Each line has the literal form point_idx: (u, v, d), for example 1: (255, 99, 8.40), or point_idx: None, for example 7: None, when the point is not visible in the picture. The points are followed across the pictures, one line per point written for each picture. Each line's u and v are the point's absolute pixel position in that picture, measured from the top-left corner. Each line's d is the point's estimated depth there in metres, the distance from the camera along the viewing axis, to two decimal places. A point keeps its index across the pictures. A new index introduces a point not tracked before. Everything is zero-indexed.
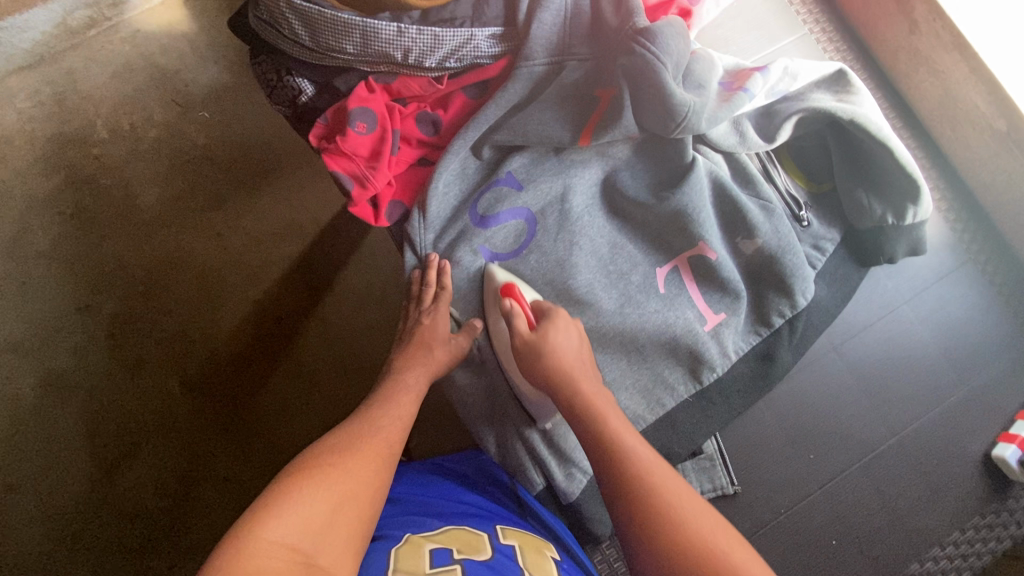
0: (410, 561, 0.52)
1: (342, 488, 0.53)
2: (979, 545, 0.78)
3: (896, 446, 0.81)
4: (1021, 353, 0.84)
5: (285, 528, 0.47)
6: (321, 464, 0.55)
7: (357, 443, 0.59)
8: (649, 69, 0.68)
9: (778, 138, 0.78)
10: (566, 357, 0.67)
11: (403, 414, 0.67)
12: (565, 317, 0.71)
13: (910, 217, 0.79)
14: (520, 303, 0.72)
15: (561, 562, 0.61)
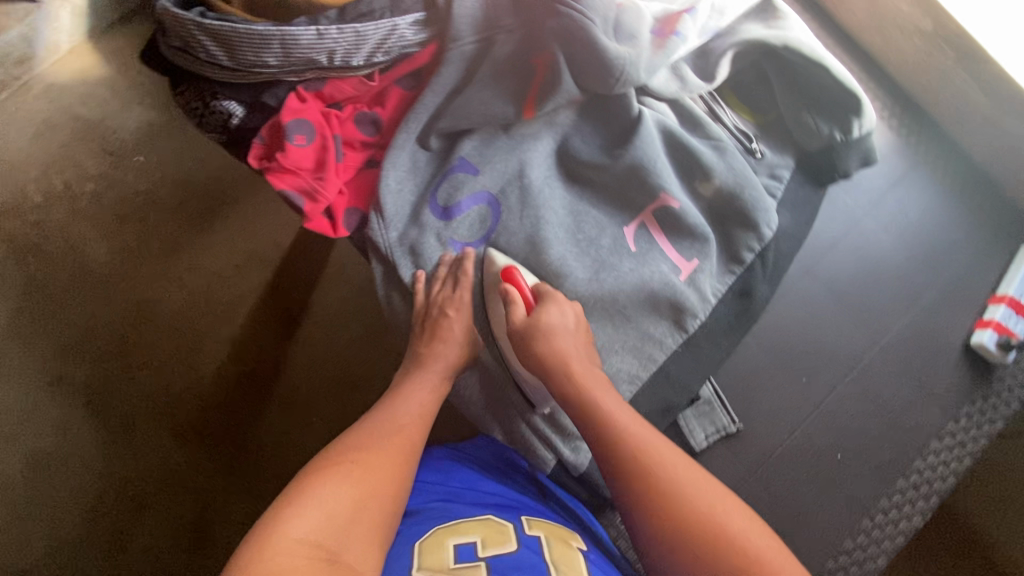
0: (435, 556, 0.55)
1: (363, 486, 0.59)
2: (974, 430, 0.81)
3: (883, 355, 0.82)
4: (983, 242, 0.87)
5: (310, 522, 0.53)
6: (344, 462, 0.61)
7: (378, 441, 0.64)
8: (578, 29, 0.68)
9: (717, 76, 0.79)
10: (564, 345, 0.72)
11: (422, 411, 0.72)
12: (563, 306, 0.74)
13: (857, 129, 0.81)
14: (518, 287, 0.75)
15: (588, 553, 0.62)
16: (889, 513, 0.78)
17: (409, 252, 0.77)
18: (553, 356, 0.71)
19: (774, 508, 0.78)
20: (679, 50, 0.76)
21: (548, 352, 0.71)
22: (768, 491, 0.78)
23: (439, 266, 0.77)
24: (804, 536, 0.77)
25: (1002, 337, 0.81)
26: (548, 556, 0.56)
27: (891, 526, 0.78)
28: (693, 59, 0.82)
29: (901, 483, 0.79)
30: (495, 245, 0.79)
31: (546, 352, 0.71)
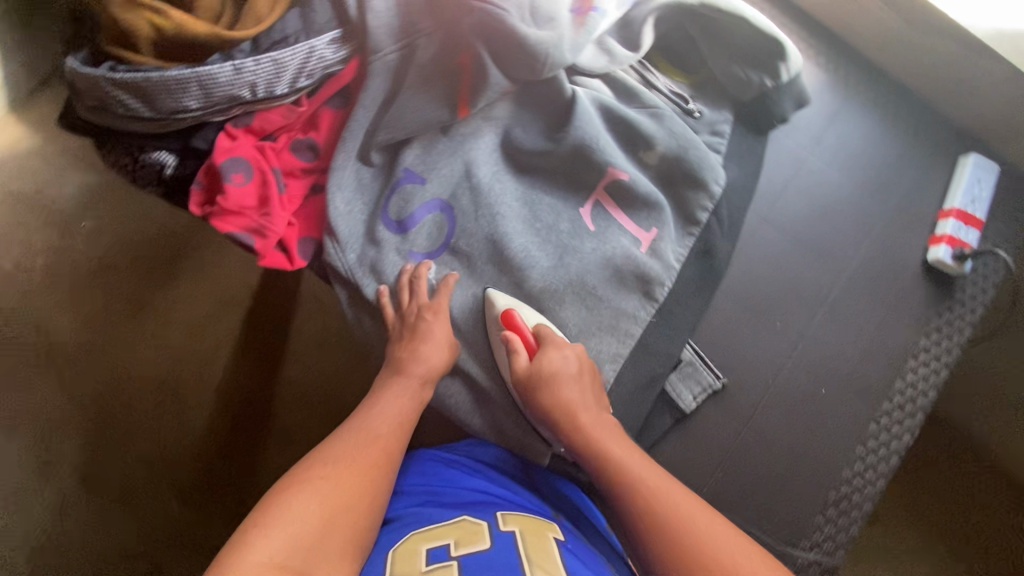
0: (407, 562, 0.53)
1: (336, 503, 0.56)
2: (946, 342, 0.84)
3: (847, 286, 0.84)
4: (923, 161, 0.89)
5: (277, 545, 0.50)
6: (314, 479, 0.57)
7: (350, 455, 0.62)
8: (495, 21, 0.68)
9: (642, 44, 0.80)
10: (568, 396, 0.70)
11: (400, 418, 0.69)
12: (567, 350, 0.72)
13: (786, 73, 0.82)
14: (519, 332, 0.72)
15: (565, 542, 0.60)
16: (879, 437, 0.81)
17: (373, 272, 0.76)
18: (559, 407, 0.69)
19: (770, 452, 0.79)
20: (599, 25, 0.77)
21: (555, 400, 0.69)
22: (762, 437, 0.80)
23: (416, 277, 0.75)
24: (803, 474, 0.79)
25: (955, 250, 0.83)
26: (521, 548, 0.55)
27: (883, 449, 0.80)
28: (616, 30, 0.82)
29: (885, 405, 0.82)
30: (457, 250, 0.78)
31: (550, 403, 0.70)
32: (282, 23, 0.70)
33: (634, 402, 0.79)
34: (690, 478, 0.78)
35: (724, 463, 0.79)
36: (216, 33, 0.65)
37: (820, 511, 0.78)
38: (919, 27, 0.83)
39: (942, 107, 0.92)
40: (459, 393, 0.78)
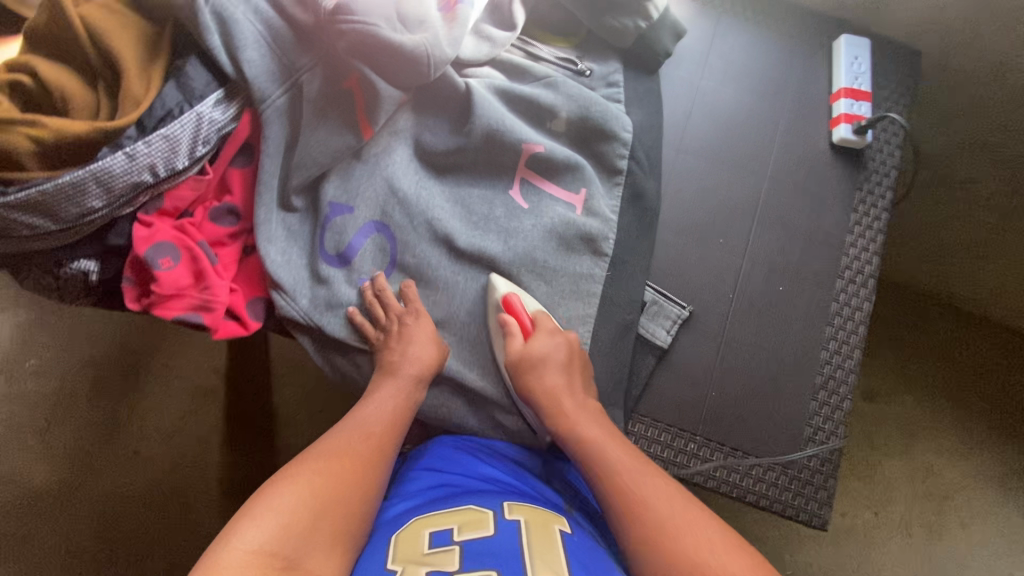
0: (409, 546, 0.56)
1: (326, 493, 0.57)
2: (873, 210, 0.89)
3: (772, 187, 0.89)
4: (803, 54, 0.95)
5: (264, 530, 0.52)
6: (304, 469, 0.59)
7: (342, 449, 0.63)
8: (368, 37, 0.67)
9: (516, 21, 0.84)
10: (553, 381, 0.73)
11: (391, 413, 0.69)
12: (558, 336, 0.76)
13: (655, 10, 0.87)
14: (516, 315, 0.75)
15: (571, 535, 0.60)
16: (843, 313, 0.85)
17: (332, 308, 0.77)
18: (544, 390, 0.73)
19: (752, 359, 0.83)
20: (471, 16, 0.79)
21: (548, 385, 0.73)
22: (740, 348, 0.83)
23: (381, 289, 0.77)
24: (787, 369, 0.83)
25: (854, 125, 0.88)
26: (525, 542, 0.56)
27: (850, 323, 0.85)
28: (488, 16, 0.85)
29: (840, 283, 0.86)
30: (405, 264, 0.80)
31: (540, 391, 0.73)
32: (161, 97, 0.68)
33: (615, 354, 0.81)
34: (687, 406, 0.81)
35: (713, 382, 0.82)
36: (95, 127, 0.64)
37: (813, 397, 0.82)
38: None
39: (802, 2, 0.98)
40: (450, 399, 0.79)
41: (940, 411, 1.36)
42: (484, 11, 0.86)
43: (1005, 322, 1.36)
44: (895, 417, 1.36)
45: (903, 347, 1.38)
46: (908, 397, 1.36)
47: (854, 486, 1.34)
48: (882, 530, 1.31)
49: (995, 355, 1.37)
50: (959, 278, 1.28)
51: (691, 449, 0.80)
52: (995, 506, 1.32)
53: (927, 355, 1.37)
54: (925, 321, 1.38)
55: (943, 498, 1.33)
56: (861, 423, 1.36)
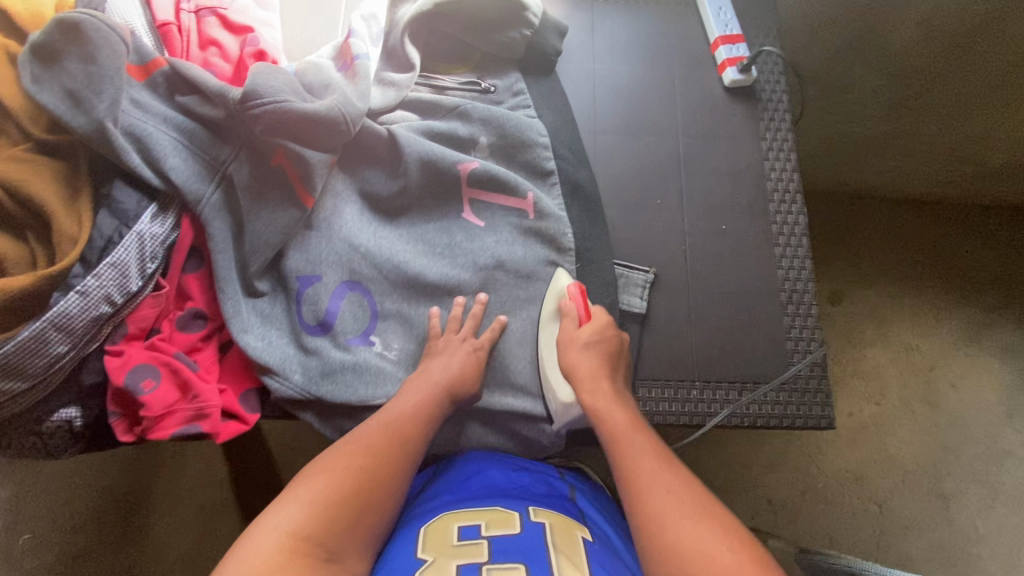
0: (438, 537, 0.60)
1: (360, 489, 0.61)
2: (779, 133, 0.97)
3: (688, 140, 0.96)
4: (676, 17, 1.03)
5: (302, 522, 0.57)
6: (335, 465, 0.63)
7: (374, 445, 0.66)
8: (285, 111, 0.69)
9: (413, 60, 0.88)
10: (597, 360, 0.77)
11: (422, 412, 0.71)
12: (610, 329, 0.80)
13: (535, 17, 0.92)
14: (576, 302, 0.82)
15: (592, 542, 0.63)
16: (785, 231, 0.93)
17: (328, 375, 0.77)
18: (578, 368, 0.76)
19: (721, 297, 0.89)
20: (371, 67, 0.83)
21: (592, 375, 0.75)
22: (706, 291, 0.89)
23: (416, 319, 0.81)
24: (754, 295, 0.89)
25: (738, 66, 0.97)
26: (548, 542, 0.59)
27: (793, 237, 0.92)
28: (386, 63, 0.90)
29: (772, 206, 0.94)
30: (387, 311, 0.82)
31: (585, 394, 0.74)
32: (97, 229, 0.68)
33: None
34: (680, 358, 0.86)
35: (695, 329, 0.88)
36: (37, 276, 0.64)
37: (784, 314, 0.89)
38: None
39: None
40: (462, 423, 0.82)
41: (900, 292, 1.47)
42: (381, 60, 0.90)
43: (924, 197, 1.50)
44: (867, 307, 1.46)
45: (848, 245, 1.48)
46: (870, 287, 1.47)
47: (850, 383, 1.42)
48: (889, 413, 1.40)
49: (927, 227, 1.50)
50: (874, 169, 1.40)
51: (696, 395, 0.85)
52: (973, 359, 1.44)
53: (870, 245, 1.49)
54: (858, 218, 1.49)
55: (929, 369, 1.43)
56: (836, 325, 1.45)
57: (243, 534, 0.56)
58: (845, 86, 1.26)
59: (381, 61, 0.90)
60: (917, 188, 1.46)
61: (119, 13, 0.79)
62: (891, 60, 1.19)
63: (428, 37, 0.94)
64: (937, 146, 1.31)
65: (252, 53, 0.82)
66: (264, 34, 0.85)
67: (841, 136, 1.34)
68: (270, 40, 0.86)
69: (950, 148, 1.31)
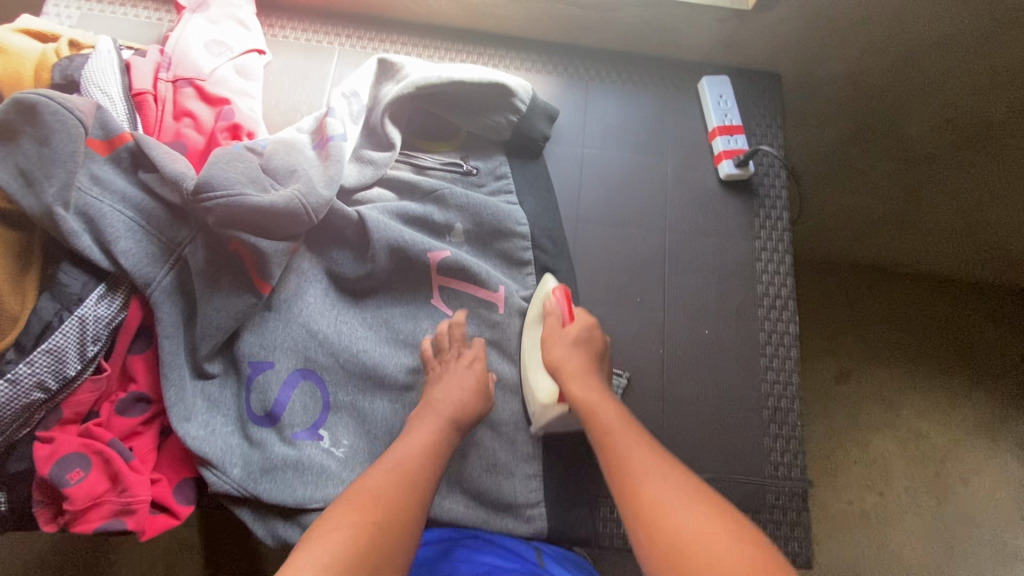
0: None
1: (377, 542, 0.53)
2: (775, 232, 0.92)
3: (676, 233, 0.92)
4: (673, 103, 0.99)
5: None
6: (344, 519, 0.54)
7: (385, 492, 0.58)
8: (238, 206, 0.67)
9: (393, 140, 0.86)
10: (573, 355, 0.75)
11: (430, 453, 0.66)
12: (595, 329, 0.78)
13: (522, 103, 0.90)
14: (559, 302, 0.81)
15: None
16: (773, 339, 0.87)
17: (268, 473, 0.73)
18: (555, 361, 0.75)
19: (700, 408, 0.83)
20: (347, 150, 0.82)
21: (581, 371, 0.73)
22: (684, 402, 0.83)
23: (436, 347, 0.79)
24: (735, 407, 0.84)
25: (735, 159, 0.92)
26: None
27: (781, 345, 0.87)
28: (366, 140, 0.89)
29: (762, 312, 0.88)
30: (339, 404, 0.78)
31: (575, 388, 0.71)
32: (38, 312, 0.66)
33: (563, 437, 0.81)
34: None
35: (668, 442, 0.82)
36: None
37: (765, 434, 0.83)
38: (600, 9, 0.92)
39: (661, 54, 1.02)
40: None
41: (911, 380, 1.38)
42: (362, 137, 0.89)
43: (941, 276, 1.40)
44: (876, 390, 1.37)
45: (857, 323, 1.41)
46: (878, 370, 1.38)
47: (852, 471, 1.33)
48: (894, 507, 1.30)
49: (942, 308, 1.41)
50: (892, 245, 1.31)
51: None
52: (987, 457, 1.34)
53: (881, 323, 1.40)
54: (872, 293, 1.41)
55: (937, 464, 1.33)
56: (840, 409, 1.37)
57: None
58: (860, 170, 1.18)
59: (361, 138, 0.89)
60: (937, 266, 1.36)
61: (94, 80, 0.77)
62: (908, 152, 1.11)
63: (414, 113, 0.92)
64: (957, 231, 1.21)
65: (225, 128, 0.80)
66: (243, 106, 0.84)
67: (861, 211, 1.24)
68: (250, 111, 0.84)
69: (969, 234, 1.22)
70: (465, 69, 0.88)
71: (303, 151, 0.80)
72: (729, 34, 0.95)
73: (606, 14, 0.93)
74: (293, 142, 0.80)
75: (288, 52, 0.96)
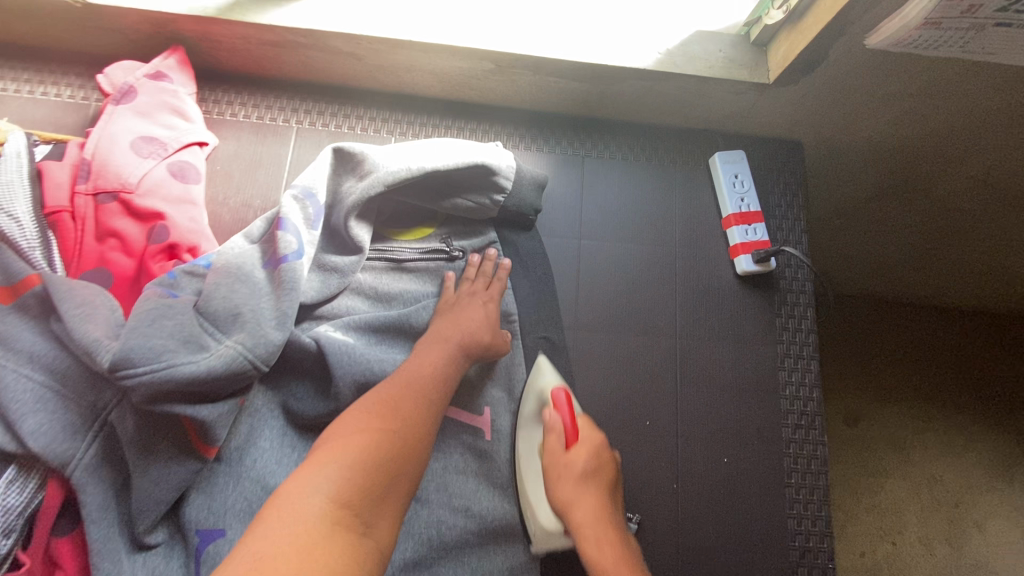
0: None
1: (392, 449, 0.54)
2: (799, 334, 0.82)
3: (689, 342, 0.80)
4: (680, 181, 0.87)
5: (343, 487, 0.49)
6: (365, 428, 0.55)
7: (401, 405, 0.59)
8: (169, 378, 0.58)
9: (362, 244, 0.75)
10: (582, 498, 0.67)
11: (440, 372, 0.65)
12: (605, 451, 0.71)
13: (507, 181, 0.79)
14: (561, 413, 0.72)
15: None
16: (799, 467, 0.77)
17: None
18: (562, 497, 0.68)
19: (719, 551, 0.74)
20: (304, 268, 0.71)
21: (593, 517, 0.66)
22: (701, 545, 0.73)
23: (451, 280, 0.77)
24: (757, 552, 0.74)
25: (754, 254, 0.81)
26: None
27: (808, 474, 0.77)
28: (327, 242, 0.78)
29: (787, 432, 0.78)
30: None
31: (587, 545, 0.65)
32: None
33: None
34: None
35: None
36: None
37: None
38: (597, 81, 0.79)
39: (667, 123, 0.89)
40: None
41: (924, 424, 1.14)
42: (322, 240, 0.78)
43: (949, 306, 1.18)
44: (888, 432, 1.14)
45: (858, 355, 1.18)
46: (890, 410, 1.15)
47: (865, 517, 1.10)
48: (908, 561, 1.06)
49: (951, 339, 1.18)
50: (890, 283, 1.13)
51: None
52: (1010, 502, 1.10)
53: (882, 350, 1.18)
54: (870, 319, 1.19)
55: (952, 506, 1.10)
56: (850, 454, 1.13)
57: (273, 499, 0.48)
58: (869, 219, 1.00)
59: (321, 240, 0.78)
60: (951, 298, 1.15)
61: None
62: (924, 200, 0.92)
63: (382, 204, 0.80)
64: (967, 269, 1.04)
65: (158, 251, 0.68)
66: (180, 214, 0.71)
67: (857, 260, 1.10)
68: (188, 218, 0.71)
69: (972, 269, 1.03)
70: (443, 151, 0.77)
71: (252, 278, 0.68)
72: (746, 106, 0.83)
73: (605, 87, 0.80)
74: (239, 267, 0.68)
75: (237, 134, 0.83)
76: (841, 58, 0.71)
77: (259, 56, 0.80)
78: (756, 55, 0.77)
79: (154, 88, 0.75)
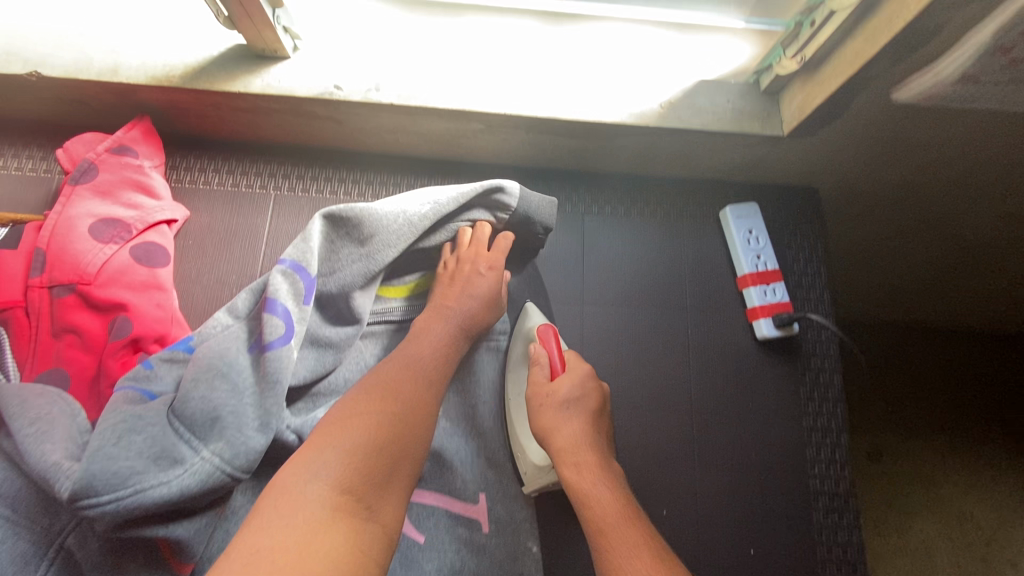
0: None
1: (390, 435, 0.50)
2: (825, 406, 0.75)
3: (706, 417, 0.74)
4: (687, 237, 0.81)
5: (343, 476, 0.45)
6: (362, 411, 0.51)
7: (402, 389, 0.55)
8: (141, 505, 0.50)
9: (359, 314, 0.70)
10: (567, 423, 0.62)
11: (435, 363, 0.61)
12: (590, 379, 0.66)
13: (510, 200, 0.72)
14: (546, 346, 0.68)
15: None
16: (833, 555, 0.70)
17: None
18: (543, 422, 0.63)
19: None
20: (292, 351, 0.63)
21: (574, 440, 0.61)
22: None
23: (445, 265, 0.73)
24: None
25: (775, 318, 0.75)
26: None
27: (843, 565, 0.70)
28: (320, 312, 0.70)
29: (817, 515, 0.71)
30: None
31: (567, 470, 0.60)
32: None
33: None
34: None
35: None
36: None
37: None
38: (593, 138, 0.74)
39: (670, 174, 0.83)
40: None
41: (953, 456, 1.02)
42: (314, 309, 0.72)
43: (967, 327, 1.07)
44: (923, 467, 1.01)
45: (878, 388, 1.06)
46: (918, 443, 1.03)
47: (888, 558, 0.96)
48: None
49: (970, 360, 1.07)
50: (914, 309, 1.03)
51: None
52: None
53: (902, 379, 1.06)
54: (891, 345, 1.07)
55: (985, 544, 0.96)
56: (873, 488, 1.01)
57: (266, 494, 0.44)
58: (889, 254, 0.92)
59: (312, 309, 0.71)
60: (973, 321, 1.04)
61: None
62: (944, 225, 0.83)
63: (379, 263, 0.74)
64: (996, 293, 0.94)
65: (124, 346, 0.62)
66: (148, 301, 0.65)
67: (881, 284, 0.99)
68: (158, 303, 0.66)
69: (999, 284, 0.91)
70: (439, 193, 0.71)
71: (235, 368, 0.60)
72: (758, 156, 0.77)
73: (602, 142, 0.74)
74: (220, 358, 0.60)
75: (211, 204, 0.77)
76: (864, 110, 0.64)
77: (230, 122, 0.75)
78: (769, 105, 0.71)
79: (117, 164, 0.70)
